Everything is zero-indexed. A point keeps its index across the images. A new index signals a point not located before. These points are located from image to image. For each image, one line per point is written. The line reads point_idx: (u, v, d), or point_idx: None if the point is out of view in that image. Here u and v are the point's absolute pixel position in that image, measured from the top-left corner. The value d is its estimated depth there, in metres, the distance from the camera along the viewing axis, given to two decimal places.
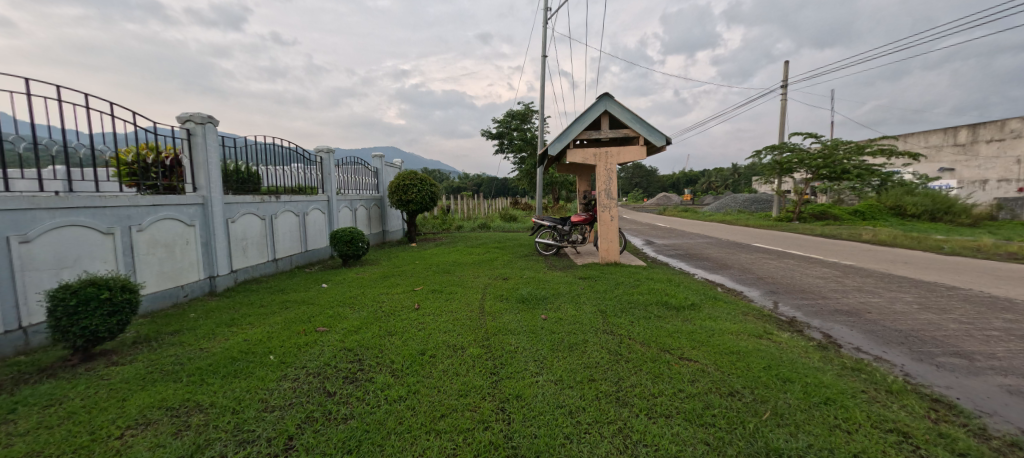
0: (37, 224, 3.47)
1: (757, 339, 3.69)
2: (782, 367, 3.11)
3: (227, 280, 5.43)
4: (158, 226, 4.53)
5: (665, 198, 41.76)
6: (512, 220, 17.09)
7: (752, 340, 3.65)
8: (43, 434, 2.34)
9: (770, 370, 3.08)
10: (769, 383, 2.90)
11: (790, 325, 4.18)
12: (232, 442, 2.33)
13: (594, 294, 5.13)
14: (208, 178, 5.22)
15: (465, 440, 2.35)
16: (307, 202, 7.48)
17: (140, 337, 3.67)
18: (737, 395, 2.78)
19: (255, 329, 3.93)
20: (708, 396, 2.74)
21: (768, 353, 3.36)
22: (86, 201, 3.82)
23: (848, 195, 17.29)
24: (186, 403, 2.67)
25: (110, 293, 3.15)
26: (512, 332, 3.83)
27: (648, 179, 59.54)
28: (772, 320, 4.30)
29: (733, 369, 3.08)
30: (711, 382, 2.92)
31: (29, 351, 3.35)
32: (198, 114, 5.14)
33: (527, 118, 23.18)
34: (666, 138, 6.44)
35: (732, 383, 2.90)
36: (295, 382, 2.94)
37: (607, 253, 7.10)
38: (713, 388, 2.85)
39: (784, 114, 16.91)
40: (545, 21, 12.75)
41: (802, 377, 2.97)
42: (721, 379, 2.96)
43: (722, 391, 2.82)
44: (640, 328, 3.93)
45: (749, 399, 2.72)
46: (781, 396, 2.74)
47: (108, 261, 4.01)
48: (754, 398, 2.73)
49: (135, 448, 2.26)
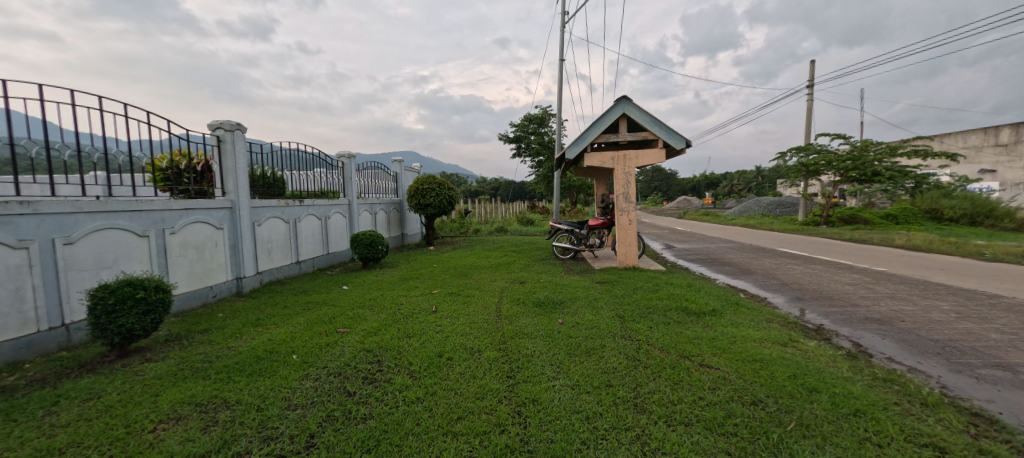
0: (79, 227, 3.65)
1: (782, 347, 3.60)
2: (809, 376, 3.04)
3: (254, 281, 5.61)
4: (190, 229, 4.72)
5: (684, 201, 41.28)
6: (530, 222, 17.15)
7: (777, 348, 3.56)
8: (83, 427, 2.45)
9: (795, 379, 3.00)
10: (795, 393, 2.83)
11: (817, 333, 4.06)
12: (257, 438, 2.41)
13: (611, 298, 5.11)
14: (237, 183, 5.39)
15: (482, 443, 2.38)
16: (329, 206, 7.64)
17: (172, 335, 3.83)
18: (761, 404, 2.72)
19: (279, 329, 4.05)
20: (730, 405, 2.69)
21: (793, 361, 3.28)
22: (122, 205, 3.99)
23: (881, 198, 17.02)
24: (214, 399, 2.78)
25: (145, 293, 3.29)
26: (528, 336, 3.85)
27: (668, 182, 58.83)
28: (798, 328, 4.19)
29: (756, 378, 3.02)
30: (733, 391, 2.87)
31: (71, 347, 3.53)
32: (228, 121, 5.29)
33: (545, 122, 23.38)
34: (685, 141, 6.36)
35: (755, 392, 2.84)
36: (317, 381, 3.02)
37: (626, 257, 7.02)
38: (735, 396, 2.80)
39: (811, 116, 16.37)
40: (562, 24, 12.75)
41: (829, 387, 2.89)
42: (743, 388, 2.91)
43: (745, 399, 2.77)
44: (659, 333, 3.89)
45: (772, 409, 2.66)
46: (807, 406, 2.67)
47: (144, 262, 4.19)
48: (779, 408, 2.67)
49: (168, 442, 2.36)
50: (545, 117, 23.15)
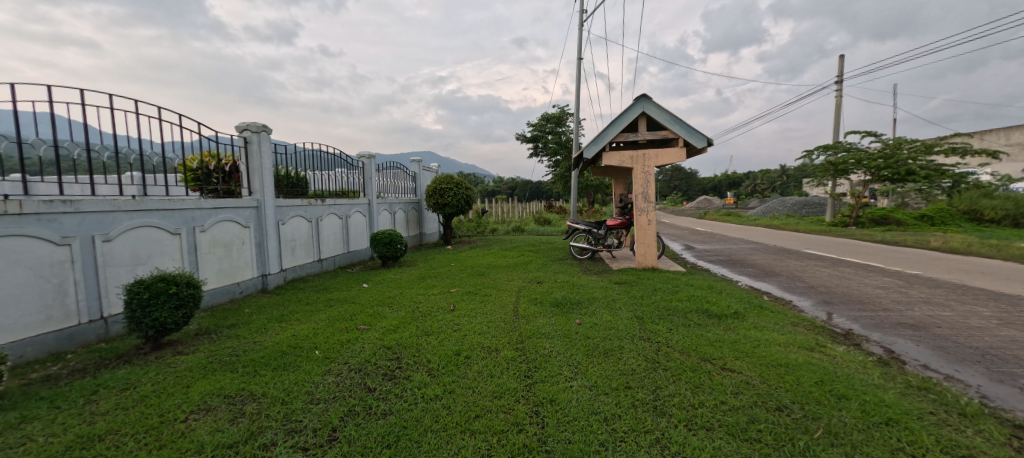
0: (117, 224, 3.82)
1: (808, 352, 3.51)
2: (837, 383, 2.96)
3: (278, 278, 5.77)
4: (218, 227, 4.89)
5: (705, 201, 40.55)
6: (547, 222, 17.12)
7: (804, 353, 3.48)
8: (120, 415, 2.57)
9: (823, 385, 2.93)
10: (822, 399, 2.76)
11: (846, 338, 3.95)
12: (282, 431, 2.49)
13: (629, 299, 5.07)
14: (262, 182, 5.54)
15: (500, 442, 2.39)
16: (350, 205, 7.78)
17: (202, 329, 3.97)
18: (786, 410, 2.66)
19: (302, 326, 4.16)
20: (753, 410, 2.64)
21: (820, 367, 3.20)
22: (156, 204, 4.16)
23: (915, 198, 16.38)
24: (241, 392, 2.87)
25: (177, 288, 3.43)
26: (546, 336, 3.85)
27: (688, 182, 57.86)
28: (825, 332, 4.08)
29: (781, 383, 2.95)
30: (757, 396, 2.81)
31: (109, 339, 3.70)
32: (254, 123, 5.45)
33: (562, 121, 23.30)
34: (707, 140, 6.25)
35: (780, 397, 2.79)
36: (339, 377, 3.10)
37: (644, 258, 6.94)
38: (759, 401, 2.75)
39: (839, 113, 15.87)
40: (580, 23, 12.68)
41: (859, 395, 2.81)
42: (767, 393, 2.85)
43: (769, 405, 2.71)
44: (679, 335, 3.84)
45: (799, 415, 2.60)
46: (835, 413, 2.61)
47: (175, 259, 4.36)
48: (805, 414, 2.61)
49: (199, 431, 2.45)
50: (563, 116, 23.07)
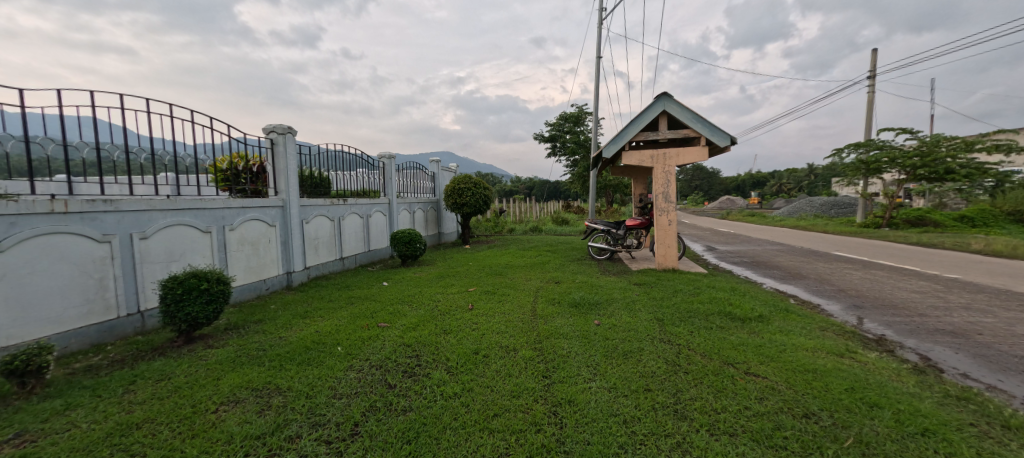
0: (153, 223, 3.98)
1: (838, 358, 3.41)
2: (868, 391, 2.86)
3: (302, 276, 5.92)
4: (246, 226, 5.05)
5: (728, 202, 39.72)
6: (565, 222, 17.06)
7: (832, 359, 3.38)
8: (156, 405, 2.69)
9: (853, 392, 2.85)
10: (853, 407, 2.68)
11: (878, 345, 3.82)
12: (306, 423, 2.56)
13: (648, 300, 5.01)
14: (288, 183, 5.70)
15: (518, 441, 2.41)
16: (370, 205, 7.93)
17: (231, 324, 4.11)
18: (814, 418, 2.60)
19: (325, 322, 4.26)
20: (779, 417, 2.59)
21: (850, 374, 3.10)
22: (189, 203, 4.32)
23: (954, 198, 15.68)
24: (268, 385, 2.97)
25: (208, 284, 3.56)
26: (564, 336, 3.85)
27: (710, 182, 56.76)
28: (856, 338, 3.95)
29: (808, 389, 2.88)
30: (783, 402, 2.75)
31: (145, 332, 3.87)
32: (280, 125, 5.60)
33: (580, 121, 23.16)
34: (730, 139, 6.13)
35: (808, 404, 2.72)
36: (360, 373, 3.17)
37: (665, 259, 6.86)
38: (785, 408, 2.69)
39: (871, 109, 15.31)
40: (599, 21, 12.59)
41: (893, 403, 2.72)
42: (794, 399, 2.79)
43: (796, 411, 2.65)
44: (700, 338, 3.79)
45: (827, 423, 2.54)
46: (867, 422, 2.53)
47: (206, 256, 4.52)
48: (834, 423, 2.54)
49: (228, 422, 2.55)
50: (581, 115, 22.95)
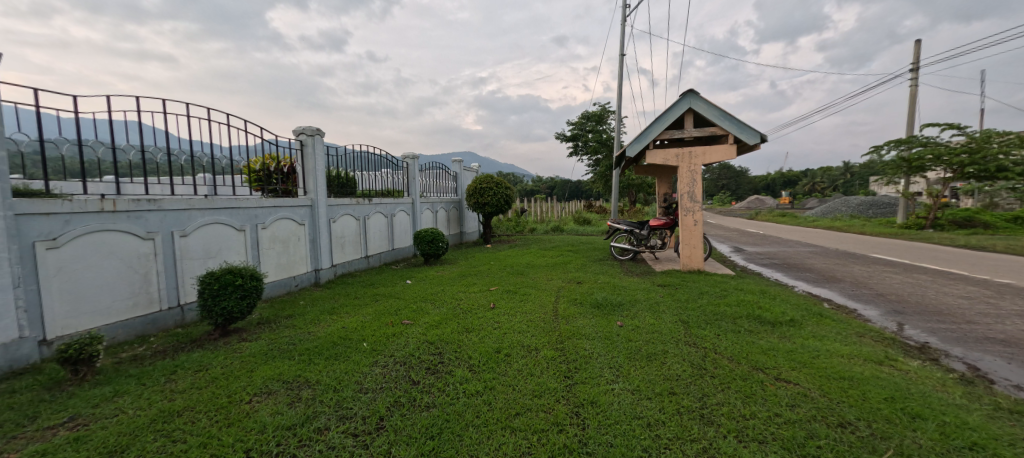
0: (192, 221, 4.18)
1: (877, 366, 3.28)
2: (910, 401, 2.75)
3: (329, 273, 6.09)
4: (278, 224, 5.23)
5: (757, 201, 38.60)
6: (587, 222, 16.95)
7: (870, 366, 3.26)
8: (195, 394, 2.83)
9: (893, 402, 2.74)
10: (892, 418, 2.58)
11: (921, 353, 3.66)
12: (334, 416, 2.64)
13: (672, 302, 4.94)
14: (316, 183, 5.87)
15: (540, 441, 2.42)
16: (394, 204, 8.07)
17: (263, 318, 4.27)
18: (850, 427, 2.52)
19: (351, 318, 4.38)
20: (812, 425, 2.52)
21: (890, 382, 2.99)
22: (225, 202, 4.51)
23: (1007, 198, 14.80)
24: (298, 378, 3.08)
25: (242, 280, 3.71)
26: (586, 337, 3.84)
27: (737, 181, 55.28)
28: (896, 345, 3.80)
29: (844, 398, 2.79)
30: (816, 410, 2.68)
31: (185, 325, 4.07)
32: (309, 127, 5.78)
33: (603, 119, 22.93)
34: (760, 136, 5.97)
35: (843, 413, 2.64)
36: (385, 369, 3.25)
37: (690, 260, 6.73)
38: (818, 416, 2.62)
39: (914, 104, 14.60)
40: (623, 18, 12.45)
41: (937, 415, 2.60)
42: (827, 407, 2.70)
43: (830, 420, 2.57)
44: (727, 342, 3.72)
45: (865, 434, 2.45)
46: (908, 434, 2.43)
47: (241, 253, 4.71)
48: (873, 433, 2.46)
49: (261, 413, 2.65)
50: (604, 114, 22.73)
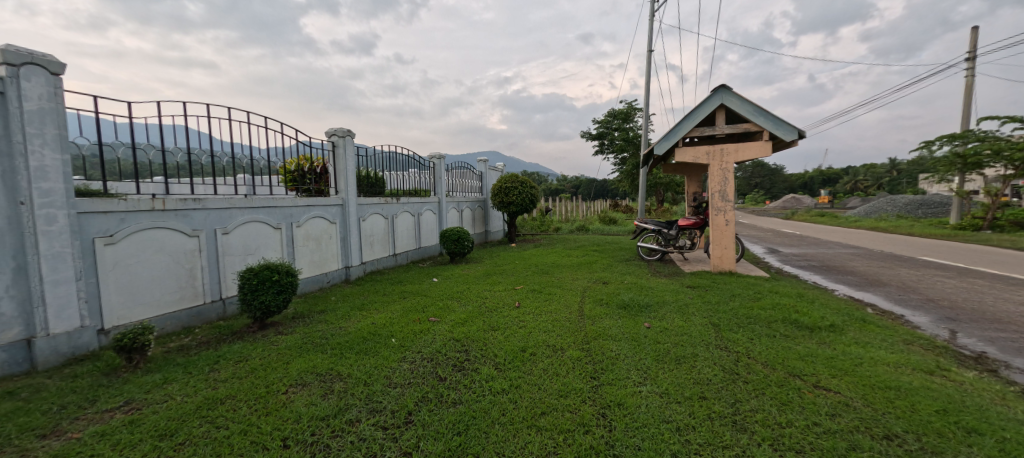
0: (233, 219, 4.39)
1: (927, 376, 3.13)
2: (965, 414, 2.60)
3: (359, 270, 6.27)
4: (311, 223, 5.43)
5: (793, 200, 37.18)
6: (614, 222, 16.76)
7: (920, 376, 3.11)
8: (237, 383, 2.98)
9: (946, 415, 2.60)
10: (944, 432, 2.45)
11: (978, 363, 3.45)
12: (365, 409, 2.73)
13: (702, 305, 4.83)
14: (347, 182, 6.05)
15: (566, 441, 2.43)
16: (421, 204, 8.22)
17: (298, 313, 4.45)
18: (897, 440, 2.41)
19: (380, 315, 4.50)
20: (855, 436, 2.43)
21: (941, 394, 2.84)
22: (263, 201, 4.72)
23: None
24: (330, 371, 3.19)
25: (279, 276, 3.88)
26: (613, 338, 3.81)
27: (771, 179, 53.35)
28: (948, 354, 3.60)
29: (891, 409, 2.67)
30: (858, 420, 2.58)
31: (226, 317, 4.28)
32: (340, 128, 5.96)
33: (630, 117, 22.58)
34: (797, 132, 5.77)
35: (889, 424, 2.52)
36: (413, 364, 3.33)
37: (721, 261, 6.57)
38: (861, 427, 2.52)
39: (971, 96, 13.70)
40: (653, 14, 12.23)
41: (995, 430, 2.45)
42: (872, 418, 2.60)
43: (875, 432, 2.47)
44: (762, 347, 3.62)
45: (914, 447, 2.34)
46: (963, 450, 2.31)
47: (277, 250, 4.91)
48: (923, 447, 2.34)
49: (296, 403, 2.77)
50: (631, 112, 22.38)
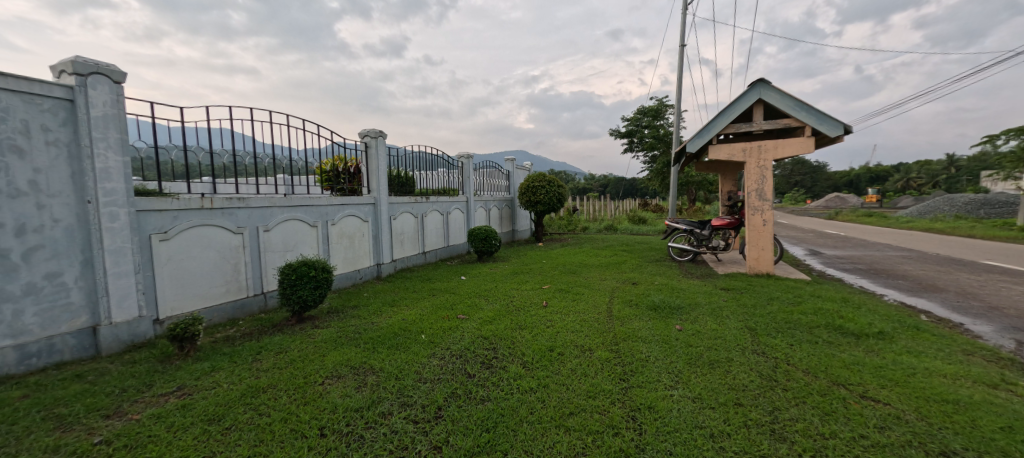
0: (273, 217, 4.61)
1: (989, 390, 2.94)
2: None
3: (390, 268, 6.44)
4: (345, 221, 5.62)
5: (836, 199, 35.43)
6: (643, 222, 16.47)
7: (980, 390, 2.93)
8: (277, 373, 3.14)
9: (1011, 433, 2.44)
10: (1009, 451, 2.30)
11: None
12: (396, 402, 2.82)
13: (737, 308, 4.70)
14: (378, 182, 6.23)
15: (594, 442, 2.43)
16: (450, 203, 8.34)
17: (333, 308, 4.62)
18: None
19: (410, 311, 4.61)
20: (907, 452, 2.32)
21: (1004, 409, 2.66)
22: (301, 200, 4.93)
23: None
24: (363, 364, 3.31)
25: (315, 272, 4.05)
26: (643, 340, 3.77)
27: (812, 177, 51.00)
28: (1014, 367, 3.36)
29: (948, 424, 2.53)
30: (910, 434, 2.46)
31: (267, 310, 4.50)
32: (372, 129, 6.13)
33: (661, 114, 22.08)
34: (842, 127, 5.51)
35: (946, 441, 2.39)
36: (442, 360, 3.40)
37: (757, 262, 6.36)
38: (914, 442, 2.39)
39: None
40: (686, 8, 11.92)
41: None
42: (925, 432, 2.47)
43: (930, 448, 2.35)
44: (802, 353, 3.49)
45: None
46: None
47: (313, 247, 5.11)
48: None
49: (332, 394, 2.89)
50: (662, 109, 21.88)
